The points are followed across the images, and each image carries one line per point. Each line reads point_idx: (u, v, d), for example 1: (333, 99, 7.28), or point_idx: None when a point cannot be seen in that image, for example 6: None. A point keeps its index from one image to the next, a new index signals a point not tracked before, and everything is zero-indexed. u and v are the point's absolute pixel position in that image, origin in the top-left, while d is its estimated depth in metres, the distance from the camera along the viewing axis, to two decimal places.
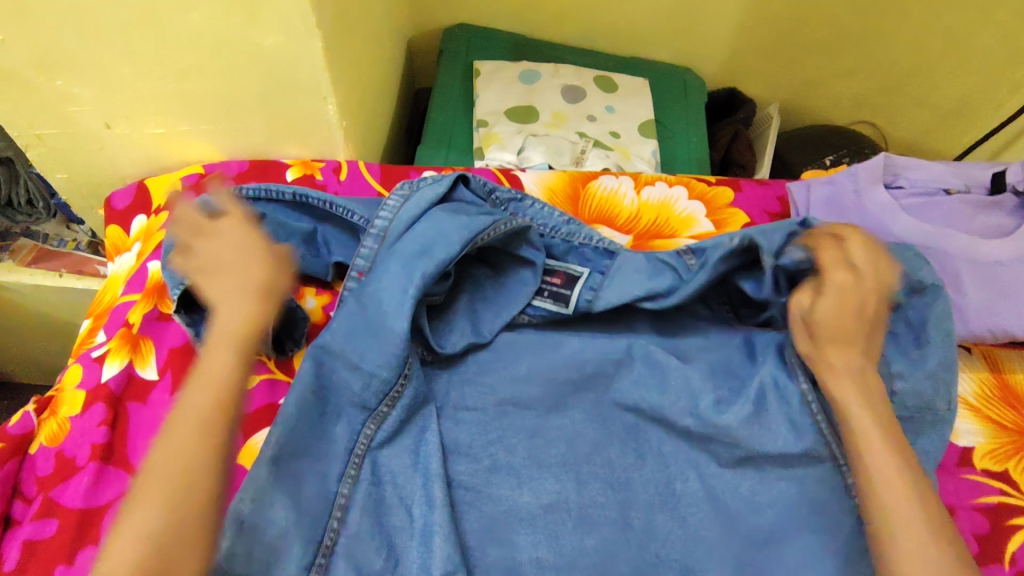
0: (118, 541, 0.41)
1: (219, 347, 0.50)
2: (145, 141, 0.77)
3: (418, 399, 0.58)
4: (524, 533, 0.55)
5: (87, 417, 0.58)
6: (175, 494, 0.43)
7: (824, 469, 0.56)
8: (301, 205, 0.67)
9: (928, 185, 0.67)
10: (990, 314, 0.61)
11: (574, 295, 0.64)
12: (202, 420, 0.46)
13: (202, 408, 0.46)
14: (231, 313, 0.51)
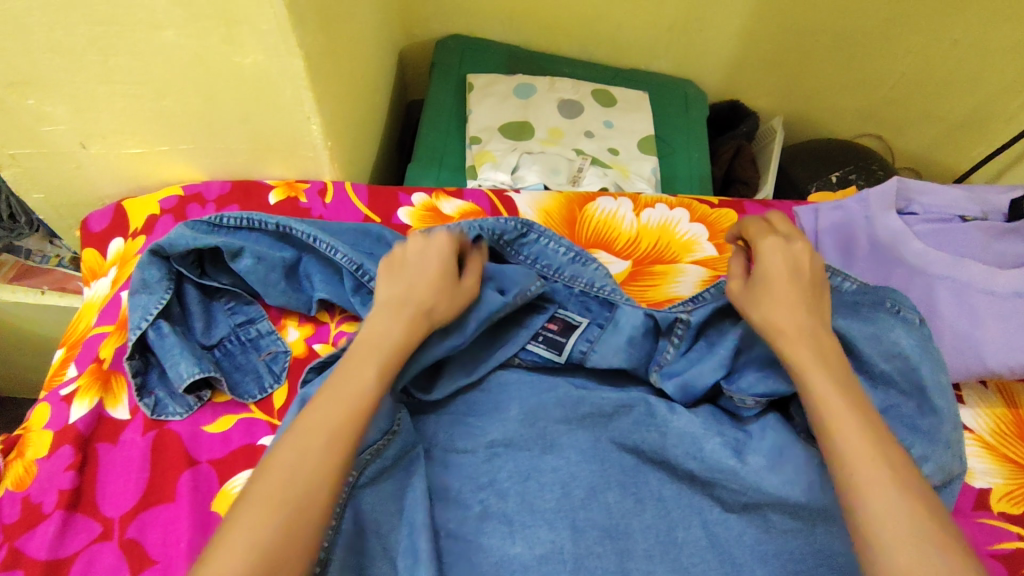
0: (227, 546, 0.37)
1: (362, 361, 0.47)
2: (122, 161, 0.74)
3: (406, 445, 0.55)
4: None
5: (54, 461, 0.55)
6: (298, 501, 0.39)
7: (835, 522, 0.53)
8: (285, 235, 0.63)
9: (943, 212, 0.64)
10: (1010, 350, 0.57)
11: (569, 343, 0.62)
12: (335, 431, 0.42)
13: (336, 419, 0.43)
14: (389, 323, 0.50)
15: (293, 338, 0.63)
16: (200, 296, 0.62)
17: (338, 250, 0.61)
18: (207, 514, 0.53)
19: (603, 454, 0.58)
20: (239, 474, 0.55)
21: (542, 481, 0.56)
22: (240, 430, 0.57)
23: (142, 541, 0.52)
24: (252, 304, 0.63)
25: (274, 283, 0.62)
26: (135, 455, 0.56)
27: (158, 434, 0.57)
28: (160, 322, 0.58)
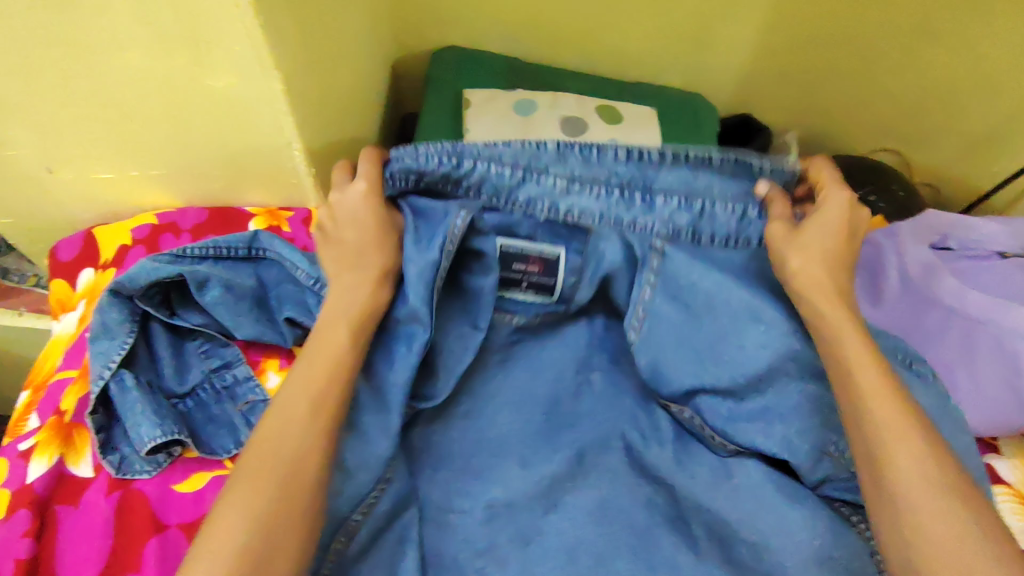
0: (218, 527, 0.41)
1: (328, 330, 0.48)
2: (92, 186, 0.68)
3: (399, 502, 0.51)
4: None
5: (8, 526, 0.50)
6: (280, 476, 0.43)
7: None
8: (254, 261, 0.60)
9: (979, 247, 0.59)
10: None
11: (559, 282, 0.55)
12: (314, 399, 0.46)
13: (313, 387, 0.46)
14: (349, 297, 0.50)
15: (273, 384, 0.58)
16: (169, 338, 0.57)
17: (307, 273, 0.58)
18: None
19: (610, 516, 0.52)
20: None
21: (545, 545, 0.51)
22: (215, 489, 0.53)
23: None
24: (227, 345, 0.58)
25: (245, 313, 0.58)
26: (98, 519, 0.51)
27: (125, 494, 0.52)
28: (123, 373, 0.54)
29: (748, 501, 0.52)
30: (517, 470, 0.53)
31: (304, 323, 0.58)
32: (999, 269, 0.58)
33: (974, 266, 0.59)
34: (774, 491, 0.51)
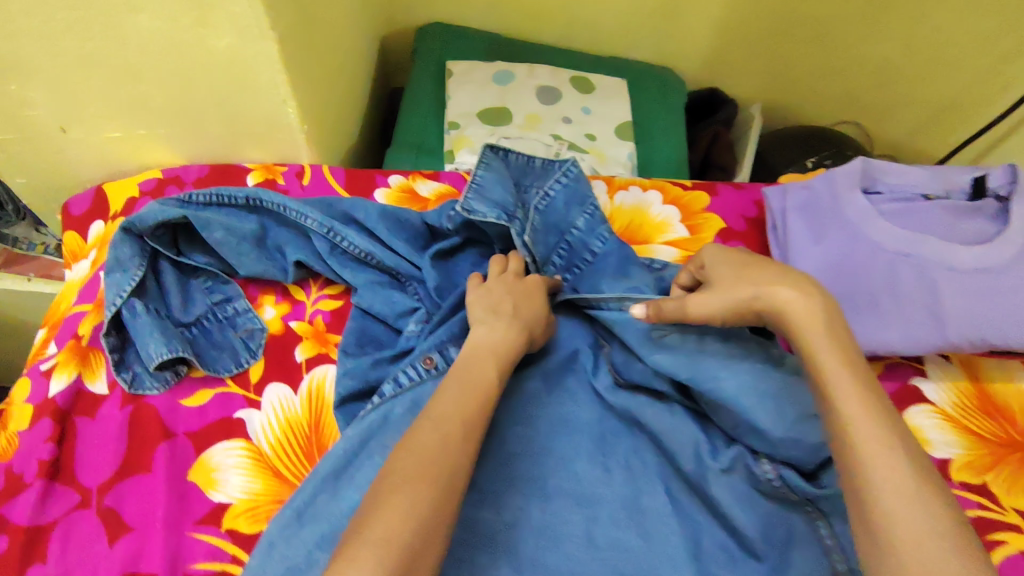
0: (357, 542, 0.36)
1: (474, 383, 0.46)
2: (104, 145, 0.75)
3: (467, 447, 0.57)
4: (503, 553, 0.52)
5: (34, 433, 0.56)
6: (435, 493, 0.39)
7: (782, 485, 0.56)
8: (255, 208, 0.65)
9: (905, 191, 0.65)
10: (971, 322, 0.59)
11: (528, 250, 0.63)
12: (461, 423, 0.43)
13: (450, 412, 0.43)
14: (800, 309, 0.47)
15: (270, 316, 0.64)
16: (176, 273, 0.63)
17: (309, 216, 0.63)
18: (187, 489, 0.55)
19: (571, 427, 0.59)
20: (216, 447, 0.57)
21: (522, 458, 0.57)
22: (217, 403, 0.59)
23: (120, 511, 0.54)
24: (229, 283, 0.64)
25: (247, 253, 0.63)
26: (112, 429, 0.57)
27: (136, 409, 0.58)
28: (133, 301, 0.59)
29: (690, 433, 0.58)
30: (512, 407, 0.59)
31: (305, 261, 0.63)
32: (924, 209, 0.64)
33: (903, 206, 0.64)
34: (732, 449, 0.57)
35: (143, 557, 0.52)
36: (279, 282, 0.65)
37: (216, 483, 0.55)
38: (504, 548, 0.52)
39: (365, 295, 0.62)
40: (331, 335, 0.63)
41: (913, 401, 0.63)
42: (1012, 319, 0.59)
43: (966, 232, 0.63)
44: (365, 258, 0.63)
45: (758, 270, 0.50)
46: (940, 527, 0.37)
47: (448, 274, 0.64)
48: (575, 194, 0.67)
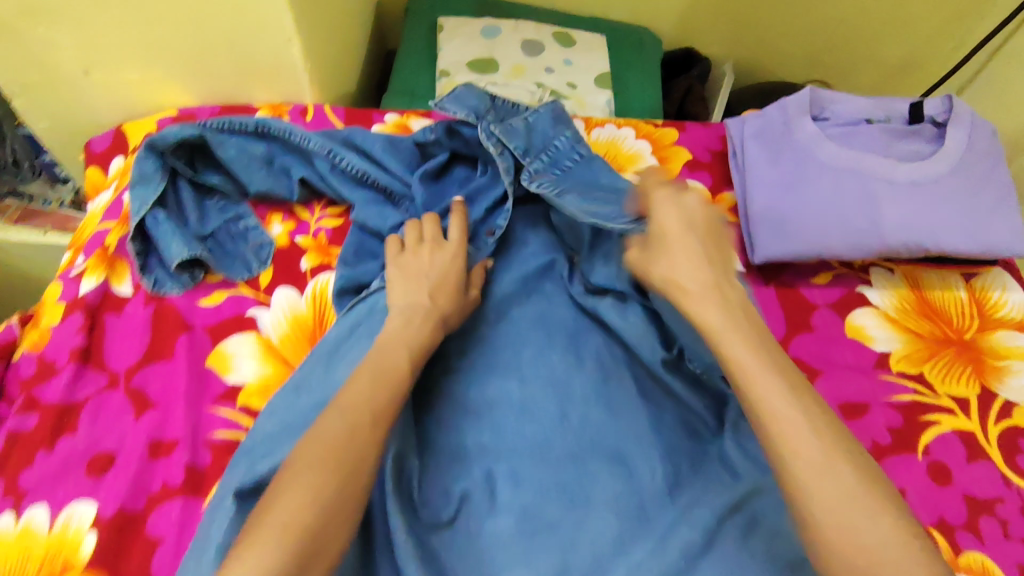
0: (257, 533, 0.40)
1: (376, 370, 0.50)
2: (122, 87, 0.81)
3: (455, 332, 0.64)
4: (477, 424, 0.60)
5: (67, 325, 0.63)
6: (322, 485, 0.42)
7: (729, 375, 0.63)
8: (262, 135, 0.71)
9: (851, 117, 0.72)
10: (906, 229, 0.66)
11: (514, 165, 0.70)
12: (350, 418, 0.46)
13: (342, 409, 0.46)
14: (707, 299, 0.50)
15: (277, 232, 0.70)
16: (192, 192, 0.69)
17: (312, 140, 0.69)
18: (205, 373, 0.62)
19: (547, 322, 0.66)
20: (231, 339, 0.64)
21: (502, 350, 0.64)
22: (231, 303, 0.66)
23: (144, 391, 0.60)
24: (240, 202, 0.71)
25: (257, 174, 0.69)
26: (137, 323, 0.64)
27: (157, 308, 0.64)
28: (156, 212, 0.66)
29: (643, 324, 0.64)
30: (489, 306, 0.66)
31: (311, 180, 0.71)
32: (867, 132, 0.71)
33: (848, 130, 0.71)
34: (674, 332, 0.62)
35: (167, 426, 0.59)
36: (285, 202, 0.72)
37: (231, 368, 0.62)
38: (486, 420, 0.60)
39: (362, 211, 0.69)
40: (333, 249, 0.70)
41: (858, 305, 0.69)
42: (939, 229, 0.66)
43: (904, 151, 0.70)
44: (363, 177, 0.70)
45: (682, 257, 0.53)
46: (847, 488, 0.41)
47: (440, 191, 0.72)
48: (555, 118, 0.74)
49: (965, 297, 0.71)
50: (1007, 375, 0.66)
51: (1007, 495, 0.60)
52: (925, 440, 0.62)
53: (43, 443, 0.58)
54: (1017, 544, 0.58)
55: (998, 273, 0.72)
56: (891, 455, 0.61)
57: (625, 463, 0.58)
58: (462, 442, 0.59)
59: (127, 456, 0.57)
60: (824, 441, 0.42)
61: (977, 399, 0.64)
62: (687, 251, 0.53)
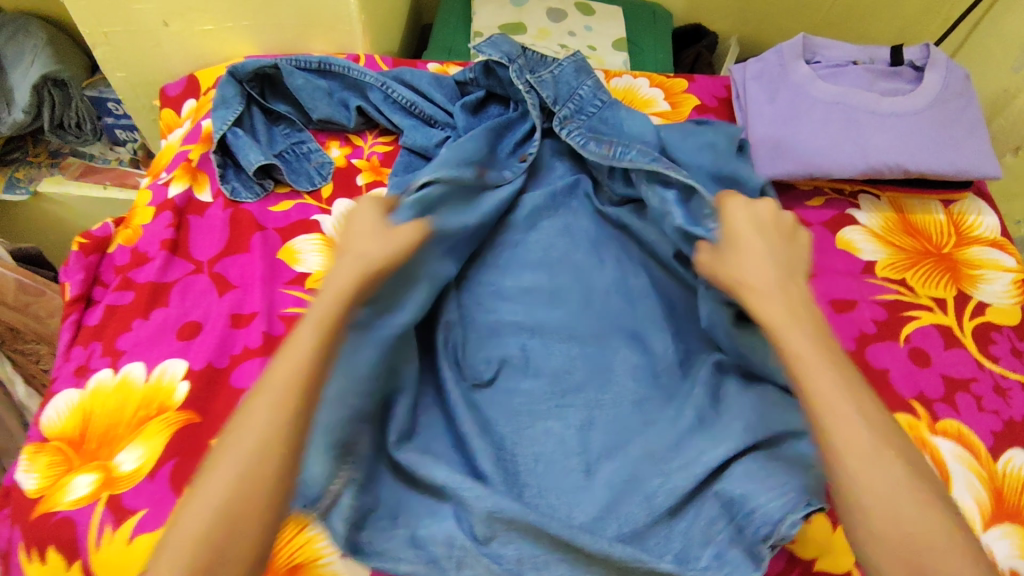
0: (184, 521, 0.41)
1: (310, 325, 0.48)
2: (195, 38, 0.92)
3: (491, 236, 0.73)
4: (505, 305, 0.70)
5: (157, 222, 0.72)
6: (242, 483, 0.42)
7: None
8: (324, 72, 0.81)
9: (839, 60, 0.82)
10: (889, 153, 0.75)
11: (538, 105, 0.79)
12: (274, 402, 0.44)
13: (279, 390, 0.45)
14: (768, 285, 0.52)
15: (335, 155, 0.80)
16: (263, 119, 0.80)
17: (369, 75, 0.80)
18: (277, 264, 0.71)
19: (572, 230, 0.75)
20: (297, 239, 0.73)
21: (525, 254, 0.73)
22: (297, 210, 0.75)
23: (225, 275, 0.70)
24: (303, 130, 0.80)
25: (320, 103, 0.79)
26: (217, 223, 0.73)
27: (234, 211, 0.74)
28: (235, 130, 0.76)
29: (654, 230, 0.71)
30: (518, 215, 0.75)
31: (367, 109, 0.80)
32: (853, 72, 0.81)
33: (835, 71, 0.81)
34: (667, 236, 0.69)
35: (246, 303, 0.68)
36: (342, 131, 0.82)
37: (299, 261, 0.71)
38: (521, 303, 0.70)
39: (410, 135, 0.78)
40: (384, 169, 0.80)
41: (848, 223, 0.78)
42: (918, 150, 0.75)
43: (885, 88, 0.79)
44: (410, 107, 0.80)
45: (762, 263, 0.54)
46: (894, 479, 0.42)
47: (479, 126, 0.80)
48: (579, 63, 0.81)
49: (944, 219, 0.80)
50: (980, 281, 0.74)
51: (980, 376, 0.67)
52: (905, 331, 0.70)
53: (138, 314, 0.67)
54: (990, 415, 0.65)
55: (973, 200, 0.81)
56: (875, 341, 0.69)
57: (640, 339, 0.68)
58: (496, 318, 0.69)
59: (211, 325, 0.66)
60: (886, 450, 0.43)
61: (954, 300, 0.73)
62: (760, 256, 0.54)
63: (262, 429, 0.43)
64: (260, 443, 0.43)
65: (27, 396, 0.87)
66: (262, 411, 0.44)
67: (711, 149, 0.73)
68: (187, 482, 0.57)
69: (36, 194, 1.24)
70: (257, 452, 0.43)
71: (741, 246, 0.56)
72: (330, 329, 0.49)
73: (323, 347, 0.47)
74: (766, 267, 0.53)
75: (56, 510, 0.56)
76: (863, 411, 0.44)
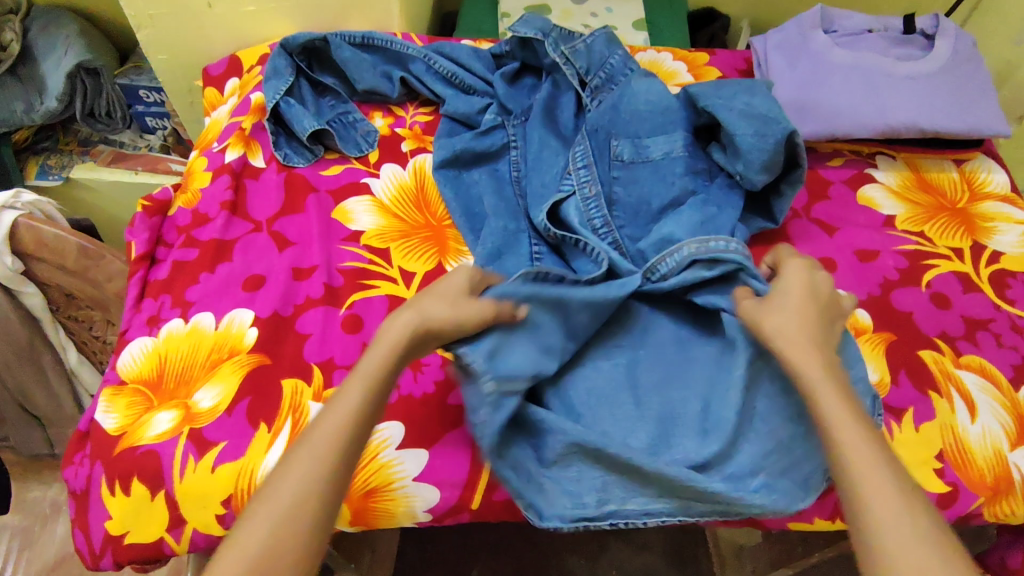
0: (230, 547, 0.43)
1: (354, 382, 0.50)
2: (238, 19, 0.96)
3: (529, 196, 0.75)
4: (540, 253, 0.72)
5: (216, 185, 0.76)
6: (291, 515, 0.44)
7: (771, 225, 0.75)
8: (368, 47, 0.86)
9: (854, 30, 0.87)
10: (905, 113, 0.80)
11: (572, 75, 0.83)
12: (327, 441, 0.47)
13: (333, 428, 0.47)
14: (805, 342, 0.53)
15: (379, 124, 0.84)
16: (311, 90, 0.84)
17: (411, 48, 0.85)
18: (332, 222, 0.74)
19: None
20: (349, 200, 0.77)
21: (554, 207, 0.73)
22: (347, 174, 0.79)
23: (284, 233, 0.73)
24: (347, 102, 0.84)
25: (365, 75, 0.84)
26: (272, 186, 0.77)
27: (288, 175, 0.78)
28: (287, 99, 0.81)
29: (713, 190, 0.73)
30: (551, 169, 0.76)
31: (409, 80, 0.85)
32: (869, 40, 0.86)
33: (852, 40, 0.86)
34: (723, 197, 0.73)
35: (306, 258, 0.71)
36: (385, 102, 0.86)
37: (352, 219, 0.75)
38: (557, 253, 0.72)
39: (452, 103, 0.83)
40: (427, 137, 0.84)
41: (867, 181, 0.83)
42: (931, 108, 0.80)
43: (899, 54, 0.84)
44: (451, 77, 0.85)
45: (794, 317, 0.55)
46: (906, 532, 0.44)
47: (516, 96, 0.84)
48: (607, 36, 0.85)
49: (957, 177, 0.84)
50: (994, 233, 0.79)
51: (998, 316, 0.72)
52: (927, 278, 0.74)
53: (204, 268, 0.70)
54: (1008, 350, 0.69)
55: (983, 159, 0.86)
56: (900, 287, 0.73)
57: None
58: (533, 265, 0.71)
59: (275, 277, 0.69)
60: (903, 508, 0.44)
61: (970, 249, 0.77)
62: (791, 308, 0.56)
63: (304, 481, 0.45)
64: (314, 477, 0.46)
65: (79, 364, 0.91)
66: (308, 450, 0.47)
67: (761, 119, 0.71)
68: (263, 416, 0.60)
69: (68, 181, 1.24)
70: (297, 501, 0.45)
71: (779, 302, 0.57)
72: (381, 383, 0.51)
73: (373, 393, 0.50)
74: (794, 318, 0.55)
75: (139, 445, 0.59)
76: (885, 468, 0.46)
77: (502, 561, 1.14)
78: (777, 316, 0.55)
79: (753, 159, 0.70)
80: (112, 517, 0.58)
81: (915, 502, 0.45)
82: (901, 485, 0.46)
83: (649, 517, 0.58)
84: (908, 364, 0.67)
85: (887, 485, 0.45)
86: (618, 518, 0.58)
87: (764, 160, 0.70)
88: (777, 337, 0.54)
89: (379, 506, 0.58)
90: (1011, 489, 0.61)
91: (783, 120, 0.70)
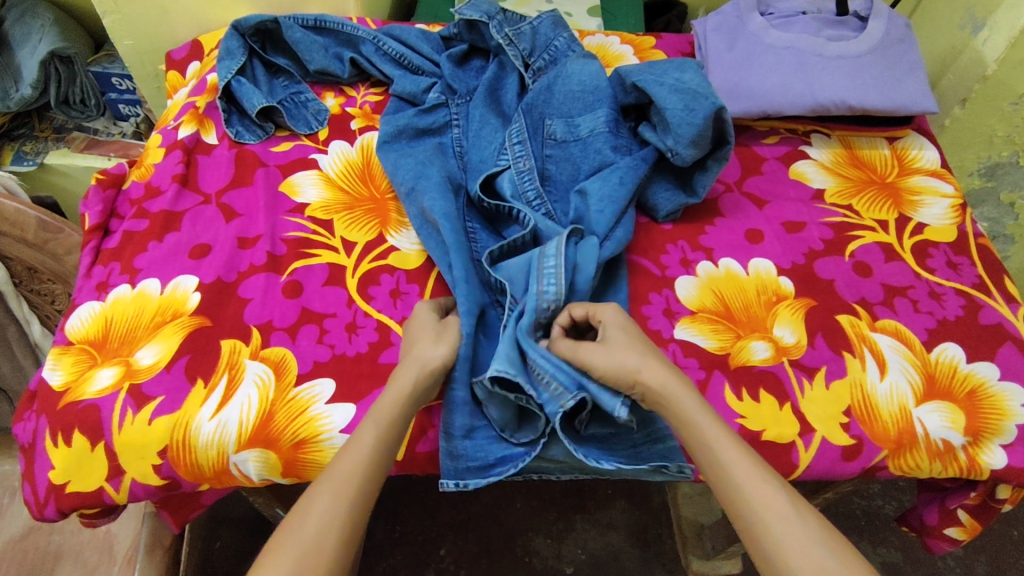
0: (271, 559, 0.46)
1: (368, 423, 0.55)
2: (200, 4, 0.99)
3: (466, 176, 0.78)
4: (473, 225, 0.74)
5: (167, 161, 0.79)
6: (318, 537, 0.48)
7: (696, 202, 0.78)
8: (321, 30, 0.90)
9: (789, 12, 0.91)
10: (832, 90, 0.82)
11: (513, 57, 0.86)
12: (352, 475, 0.52)
13: (355, 464, 0.52)
14: (660, 376, 0.56)
15: (329, 103, 0.87)
16: (264, 72, 0.88)
17: (360, 30, 0.89)
18: (279, 195, 0.77)
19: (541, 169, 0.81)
20: (297, 174, 0.80)
21: (486, 180, 0.76)
22: (297, 150, 0.82)
23: (232, 205, 0.76)
24: (300, 83, 0.88)
25: (317, 55, 0.87)
26: (222, 161, 0.80)
27: (239, 151, 0.81)
28: (238, 79, 0.84)
29: (631, 160, 0.75)
30: (488, 145, 0.79)
31: (360, 61, 0.88)
32: (802, 22, 0.89)
33: (785, 22, 0.89)
34: (639, 165, 0.75)
35: (251, 228, 0.74)
36: (337, 83, 0.89)
37: (299, 193, 0.78)
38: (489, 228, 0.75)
39: (399, 82, 0.86)
40: (376, 116, 0.87)
41: (800, 158, 0.86)
42: (859, 85, 0.83)
43: (831, 35, 0.88)
44: (399, 58, 0.88)
45: (640, 352, 0.57)
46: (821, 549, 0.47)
47: (461, 78, 0.87)
48: (551, 21, 0.88)
49: (887, 154, 0.87)
50: (920, 206, 0.82)
51: (917, 284, 0.74)
52: (852, 248, 0.77)
53: (152, 238, 0.73)
54: (925, 315, 0.71)
55: (915, 137, 0.89)
56: (825, 256, 0.76)
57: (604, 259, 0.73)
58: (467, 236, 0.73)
59: (220, 246, 0.72)
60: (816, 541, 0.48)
61: (895, 221, 0.80)
62: (639, 350, 0.57)
63: (324, 516, 0.49)
64: (341, 503, 0.50)
65: (43, 336, 0.93)
66: (328, 484, 0.51)
67: (691, 94, 0.73)
68: (200, 373, 0.63)
69: (43, 166, 1.27)
70: (323, 528, 0.48)
71: (616, 340, 0.59)
72: (398, 430, 0.56)
73: (385, 431, 0.55)
74: (648, 361, 0.56)
75: (81, 399, 0.62)
76: (776, 497, 0.50)
77: (469, 540, 1.12)
78: (620, 356, 0.57)
79: (682, 133, 0.72)
80: (55, 467, 0.61)
81: (808, 512, 0.50)
82: (796, 506, 0.50)
83: (560, 475, 0.65)
84: (825, 328, 0.70)
85: (786, 506, 0.50)
86: (530, 475, 0.65)
87: (691, 133, 0.72)
88: (643, 377, 0.56)
89: (308, 457, 0.62)
90: (914, 442, 0.64)
91: (712, 95, 0.72)
